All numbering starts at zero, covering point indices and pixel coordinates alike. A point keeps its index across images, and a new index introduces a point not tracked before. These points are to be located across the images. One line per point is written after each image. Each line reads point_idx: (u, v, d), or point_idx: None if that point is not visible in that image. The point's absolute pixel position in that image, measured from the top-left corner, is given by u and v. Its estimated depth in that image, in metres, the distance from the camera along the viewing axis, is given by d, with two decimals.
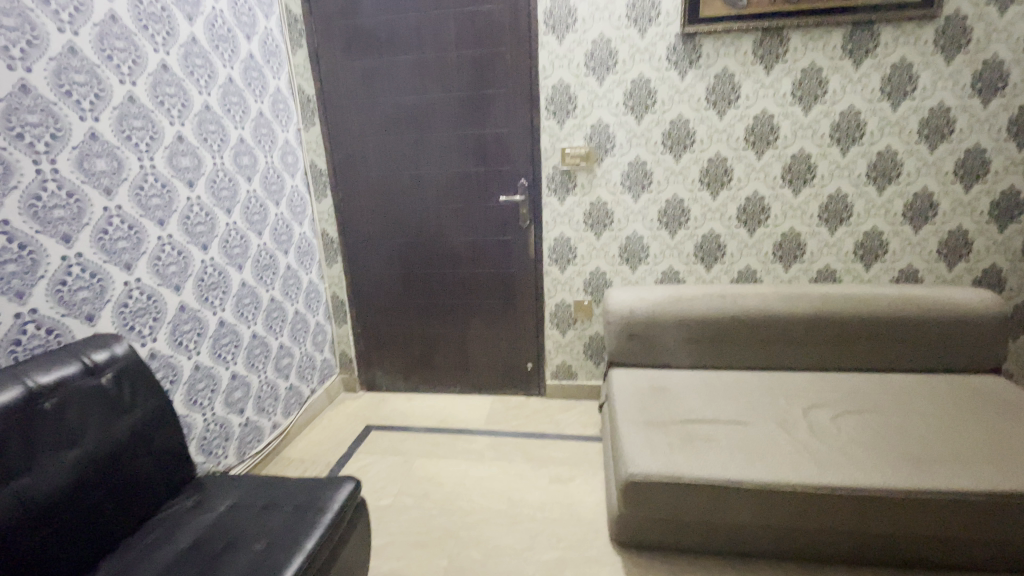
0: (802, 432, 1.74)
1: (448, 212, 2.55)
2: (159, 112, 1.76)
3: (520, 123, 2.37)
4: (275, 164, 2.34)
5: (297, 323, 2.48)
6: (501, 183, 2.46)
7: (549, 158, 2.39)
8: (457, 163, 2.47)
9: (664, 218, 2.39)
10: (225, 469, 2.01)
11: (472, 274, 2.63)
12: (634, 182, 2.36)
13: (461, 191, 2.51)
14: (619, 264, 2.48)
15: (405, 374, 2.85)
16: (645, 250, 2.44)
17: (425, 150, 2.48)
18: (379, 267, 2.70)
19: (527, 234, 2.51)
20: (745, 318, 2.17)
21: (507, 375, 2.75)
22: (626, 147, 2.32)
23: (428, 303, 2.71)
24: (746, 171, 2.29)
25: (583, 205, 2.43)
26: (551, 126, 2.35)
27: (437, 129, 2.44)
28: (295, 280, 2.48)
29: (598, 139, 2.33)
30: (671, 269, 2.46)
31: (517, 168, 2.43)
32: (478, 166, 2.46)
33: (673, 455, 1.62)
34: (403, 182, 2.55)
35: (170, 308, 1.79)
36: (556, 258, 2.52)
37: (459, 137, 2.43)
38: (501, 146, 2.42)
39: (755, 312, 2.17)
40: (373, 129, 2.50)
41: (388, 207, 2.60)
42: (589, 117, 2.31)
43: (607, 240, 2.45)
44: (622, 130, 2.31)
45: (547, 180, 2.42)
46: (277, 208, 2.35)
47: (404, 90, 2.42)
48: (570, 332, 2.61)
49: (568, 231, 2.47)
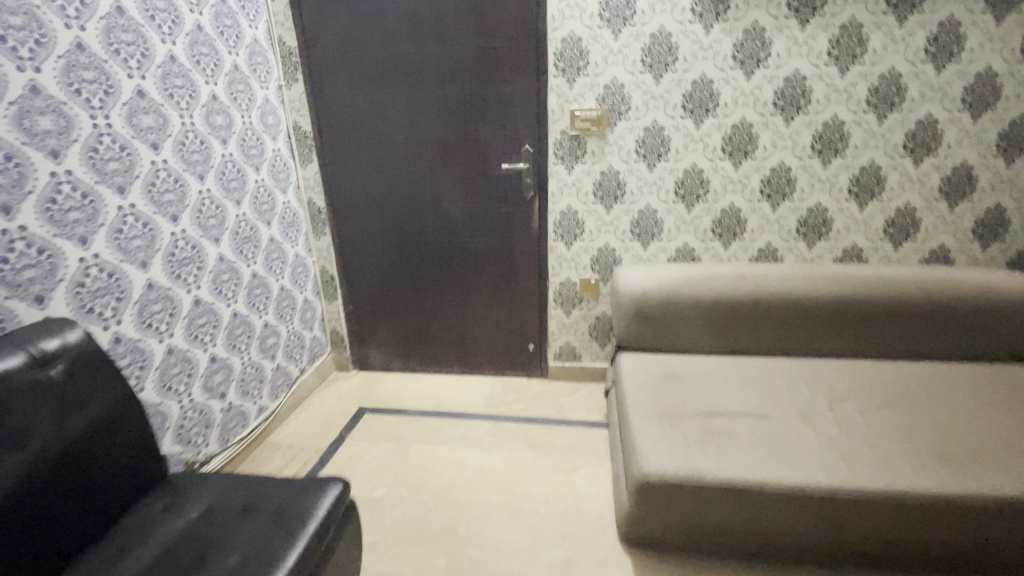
0: (829, 427, 1.62)
1: (445, 180, 2.35)
2: (114, 63, 1.54)
3: (525, 81, 2.14)
4: (254, 125, 2.11)
5: (283, 299, 2.31)
6: (503, 149, 2.25)
7: (557, 122, 2.17)
8: (456, 126, 2.25)
9: (681, 191, 2.20)
10: (205, 458, 1.87)
11: (472, 248, 2.44)
12: (650, 150, 2.16)
13: (460, 157, 2.30)
14: (631, 240, 2.30)
15: (399, 353, 2.70)
16: (659, 225, 2.26)
17: (420, 111, 2.25)
18: (371, 240, 2.51)
19: (530, 206, 2.32)
20: (766, 301, 2.02)
21: (508, 355, 2.61)
22: (642, 110, 2.11)
23: (424, 279, 2.54)
24: (773, 139, 2.09)
25: (593, 175, 2.23)
26: (560, 86, 2.12)
27: (433, 87, 2.21)
28: (280, 253, 2.29)
29: (612, 101, 2.11)
30: (687, 246, 2.28)
31: (522, 132, 2.21)
32: (479, 130, 2.24)
33: (690, 453, 1.50)
34: (396, 147, 2.33)
35: (136, 287, 1.61)
36: (562, 232, 2.34)
37: (458, 96, 2.21)
38: (505, 107, 2.19)
39: (777, 294, 2.02)
40: (362, 87, 2.26)
41: (381, 174, 2.39)
42: (602, 76, 2.09)
43: (618, 214, 2.27)
44: (638, 91, 2.09)
45: (554, 147, 2.21)
46: (258, 175, 2.13)
47: (396, 43, 2.17)
48: (574, 311, 2.46)
49: (575, 203, 2.28)
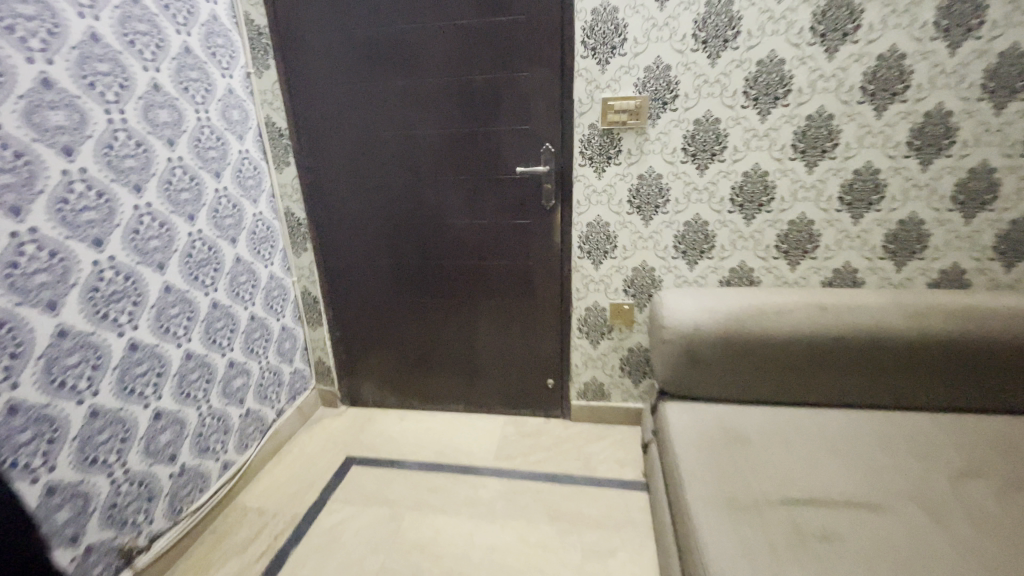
0: (963, 526, 1.19)
1: (447, 185, 1.94)
2: (5, 40, 1.14)
3: (545, 65, 1.73)
4: (212, 121, 1.72)
5: (253, 330, 1.94)
6: (517, 148, 1.84)
7: (584, 114, 1.76)
8: (460, 120, 1.85)
9: (738, 198, 1.77)
10: (146, 540, 1.51)
11: (480, 266, 2.05)
12: (701, 148, 1.73)
13: (465, 158, 1.90)
14: (674, 258, 1.88)
15: (397, 387, 2.32)
16: (712, 239, 1.83)
17: (417, 102, 1.85)
18: (361, 256, 2.12)
19: (550, 216, 1.92)
20: (861, 338, 1.58)
21: (523, 392, 2.21)
22: (692, 99, 1.69)
23: (423, 301, 2.15)
24: (858, 133, 1.66)
25: (628, 179, 1.81)
26: (589, 68, 1.71)
27: (433, 73, 1.80)
28: (249, 275, 1.91)
29: (654, 87, 1.69)
30: (744, 265, 1.85)
31: (540, 127, 1.81)
32: (488, 125, 1.83)
33: (781, 567, 1.09)
34: (388, 145, 1.93)
35: (42, 337, 1.22)
36: (589, 248, 1.93)
37: (463, 84, 1.80)
38: (519, 97, 1.78)
39: (871, 331, 1.59)
40: (346, 74, 1.86)
41: (370, 179, 1.99)
42: (643, 56, 1.67)
43: (659, 227, 1.85)
44: (688, 74, 1.66)
45: (579, 144, 1.79)
46: (218, 182, 1.75)
47: (386, 17, 1.77)
48: (603, 343, 2.04)
49: (606, 213, 1.87)
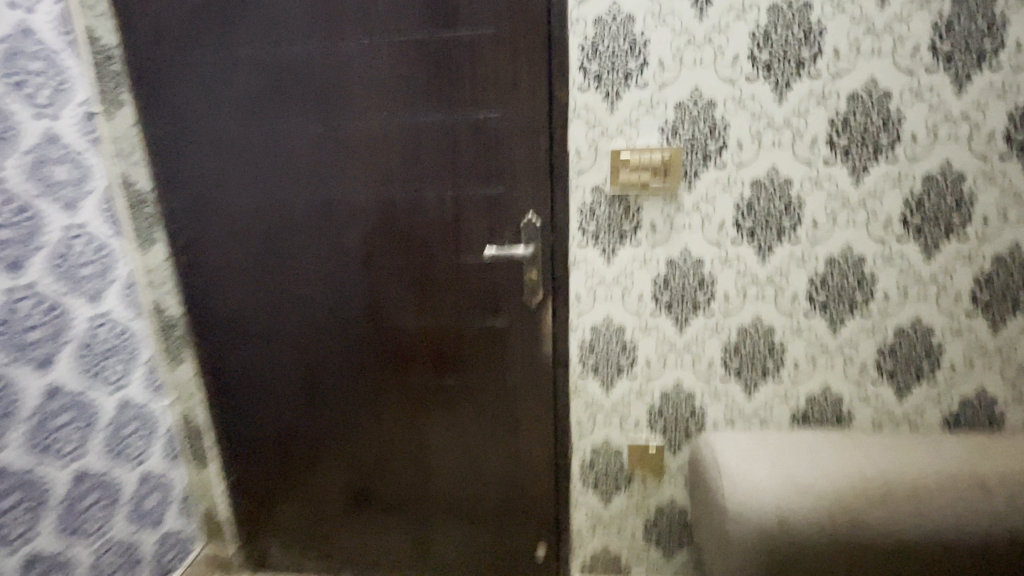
0: None
1: (383, 273, 1.32)
2: None
3: (525, 101, 1.15)
4: (7, 187, 1.10)
5: (80, 497, 1.26)
6: (487, 220, 1.24)
7: (584, 171, 1.16)
8: (402, 182, 1.25)
9: (819, 294, 1.18)
10: None
11: (434, 387, 1.40)
12: (763, 221, 1.15)
13: (408, 235, 1.29)
14: (724, 380, 1.25)
15: (321, 548, 1.62)
16: (781, 353, 1.22)
17: (338, 155, 1.26)
18: (264, 370, 1.47)
19: (537, 318, 1.29)
20: (934, 553, 0.96)
21: (501, 561, 1.52)
22: (748, 150, 1.11)
23: (354, 434, 1.48)
24: (1000, 203, 1.09)
25: (653, 266, 1.20)
26: (591, 105, 1.13)
27: (360, 115, 1.22)
28: (75, 414, 1.24)
29: (691, 132, 1.11)
30: (829, 391, 1.24)
31: (521, 191, 1.21)
32: (441, 188, 1.24)
33: None
34: (297, 216, 1.32)
35: None
36: (596, 363, 1.28)
37: (404, 131, 1.21)
38: (487, 148, 1.19)
39: (956, 544, 0.96)
40: (236, 116, 1.28)
41: (271, 263, 1.37)
42: (672, 87, 1.10)
43: (701, 335, 1.23)
44: (743, 114, 1.09)
45: (579, 214, 1.19)
46: (11, 280, 1.11)
47: (288, 33, 1.19)
48: (618, 499, 1.38)
49: (621, 314, 1.24)
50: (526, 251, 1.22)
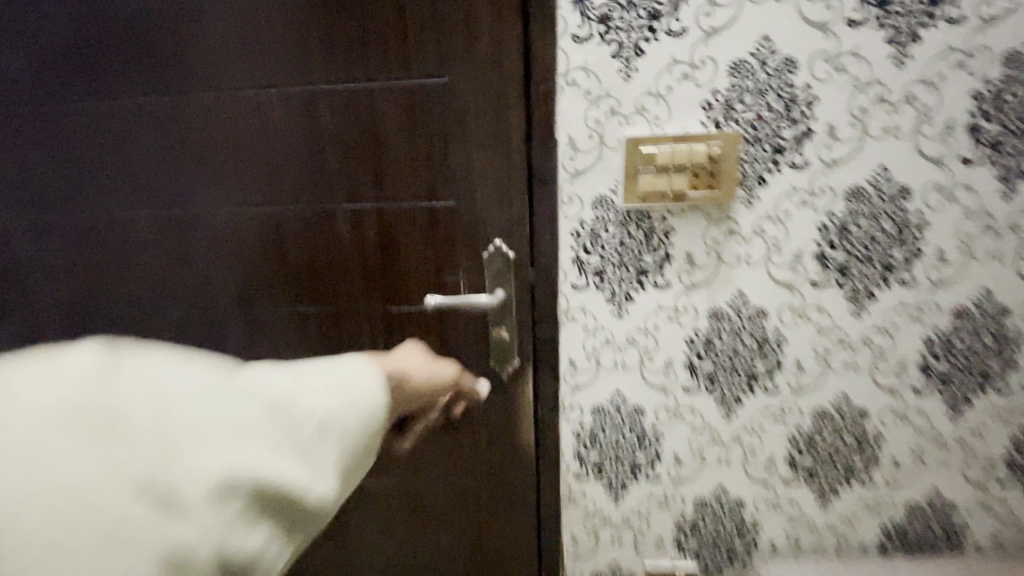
0: None
1: (272, 329, 0.87)
2: None
3: (489, 61, 0.72)
4: None
5: None
6: (431, 251, 0.80)
7: (582, 172, 0.73)
8: (297, 191, 0.80)
9: (938, 362, 0.76)
10: None
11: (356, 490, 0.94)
12: (861, 252, 0.72)
13: (309, 273, 0.84)
14: (788, 484, 0.84)
15: None
16: (874, 448, 0.80)
17: (196, 151, 0.80)
18: None
19: (512, 396, 0.85)
20: None
21: None
22: (844, 140, 0.69)
23: None
24: None
25: (687, 319, 0.78)
26: (594, 64, 0.70)
27: (229, 87, 0.77)
28: None
29: (754, 110, 0.69)
30: (941, 503, 0.82)
31: (482, 205, 0.77)
32: (357, 202, 0.79)
33: None
34: (137, 242, 0.85)
35: None
36: (598, 460, 0.86)
37: (297, 111, 0.77)
38: (429, 137, 0.75)
39: None
40: (29, 84, 0.80)
41: (94, 310, 0.88)
42: (726, 37, 0.67)
43: (758, 422, 0.81)
44: (840, 81, 0.67)
45: (573, 240, 0.76)
46: None
47: None
48: None
49: (636, 390, 0.82)
50: (492, 299, 0.79)
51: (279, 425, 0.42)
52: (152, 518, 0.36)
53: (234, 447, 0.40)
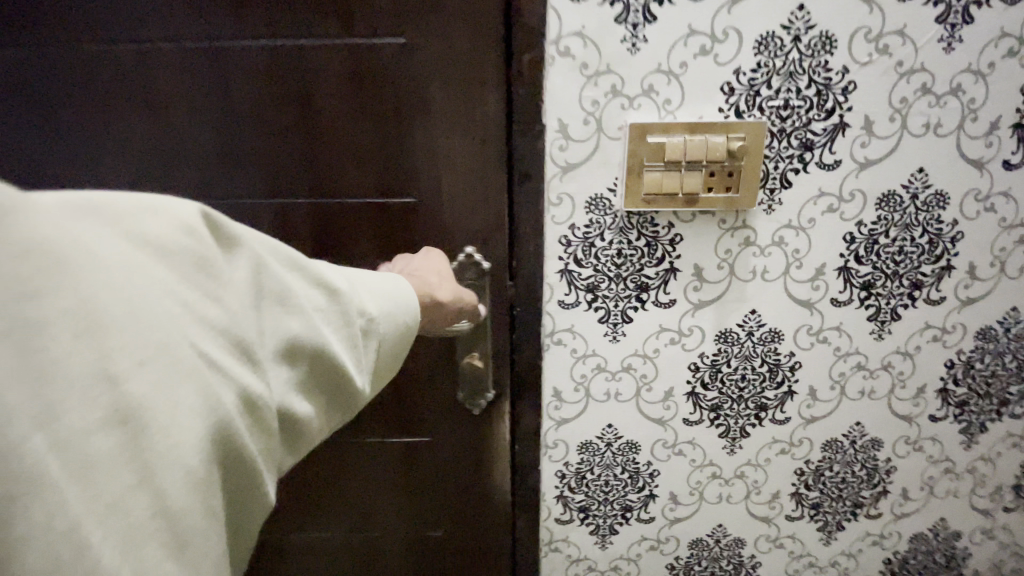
0: None
1: None
2: None
3: (459, 20, 0.56)
4: None
5: None
6: (384, 263, 0.63)
7: (574, 166, 0.59)
8: (198, 183, 0.60)
9: (958, 387, 0.68)
10: None
11: (291, 547, 0.77)
12: (889, 266, 0.63)
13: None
14: (792, 520, 0.75)
15: None
16: (884, 480, 0.72)
17: (44, 130, 0.58)
18: None
19: (485, 431, 0.71)
20: None
21: None
22: (879, 137, 0.59)
23: None
24: None
25: (691, 342, 0.66)
26: (592, 28, 0.55)
27: (90, 35, 0.55)
28: None
29: (781, 96, 0.57)
30: (953, 541, 0.75)
31: (450, 205, 0.62)
32: (283, 199, 0.61)
33: None
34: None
35: None
36: (582, 501, 0.74)
37: (194, 74, 0.56)
38: (379, 116, 0.58)
39: None
40: None
41: None
42: (754, 3, 0.55)
43: (764, 455, 0.72)
44: (880, 65, 0.57)
45: (561, 249, 0.62)
46: None
47: None
48: None
49: (629, 422, 0.70)
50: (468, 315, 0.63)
51: (324, 307, 0.38)
52: (217, 363, 0.31)
53: (288, 311, 0.36)
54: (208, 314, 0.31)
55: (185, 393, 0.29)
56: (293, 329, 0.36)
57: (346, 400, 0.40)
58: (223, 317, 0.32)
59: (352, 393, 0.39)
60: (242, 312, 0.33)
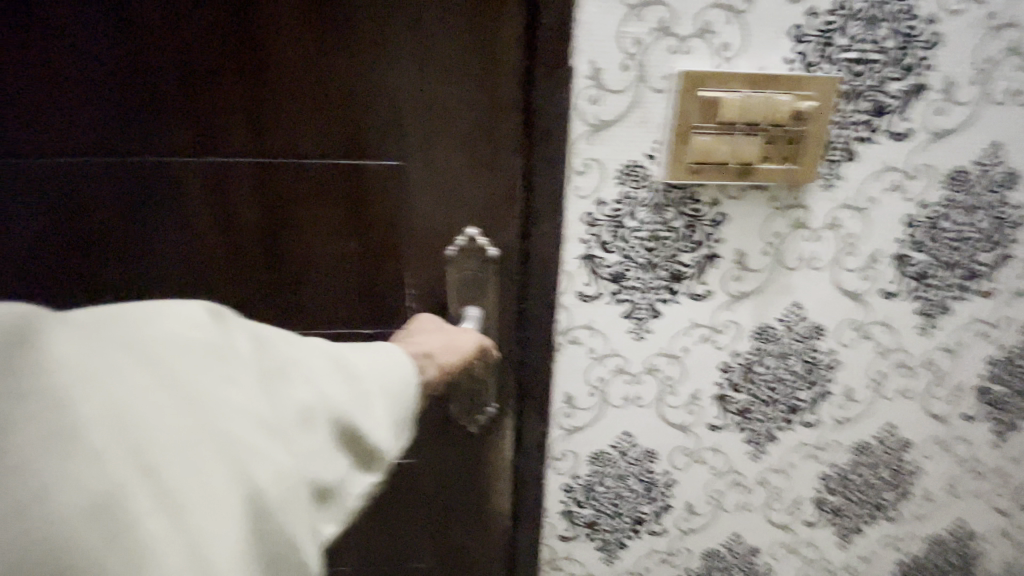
0: None
1: None
2: None
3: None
4: None
5: None
6: (360, 245, 0.49)
7: (607, 126, 0.47)
8: (92, 131, 0.43)
9: (995, 386, 0.63)
10: None
11: None
12: (946, 255, 0.56)
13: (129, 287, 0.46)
14: (811, 526, 0.69)
15: None
16: (907, 481, 0.66)
17: None
18: None
19: (480, 445, 0.60)
20: None
21: None
22: (957, 103, 0.50)
23: None
24: None
25: (724, 339, 0.57)
26: None
27: None
28: None
29: (857, 48, 0.47)
30: (968, 540, 0.71)
31: (449, 172, 0.48)
32: (220, 156, 0.45)
33: None
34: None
35: None
36: (590, 516, 0.65)
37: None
38: (353, 46, 0.43)
39: None
40: None
41: None
42: None
43: (789, 460, 0.65)
44: (969, 16, 0.47)
45: (585, 229, 0.50)
46: None
47: None
48: None
49: (648, 429, 0.61)
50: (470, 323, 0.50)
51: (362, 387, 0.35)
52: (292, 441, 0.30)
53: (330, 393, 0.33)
54: (233, 397, 0.29)
55: (219, 472, 0.27)
56: (309, 404, 0.32)
57: (367, 470, 0.35)
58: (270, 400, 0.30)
59: (374, 458, 0.35)
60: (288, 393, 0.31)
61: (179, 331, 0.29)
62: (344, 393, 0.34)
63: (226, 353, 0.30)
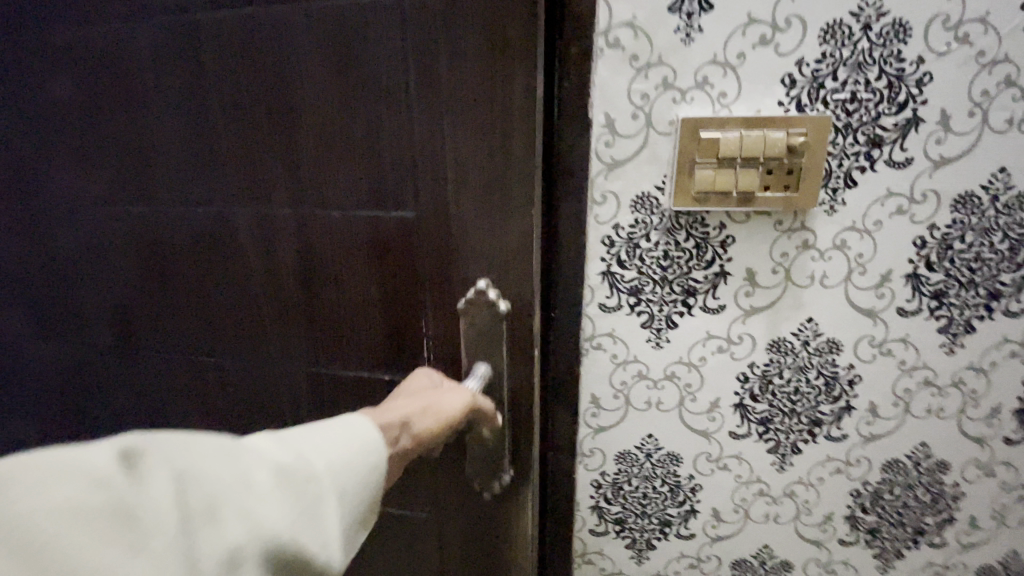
0: None
1: (180, 367, 0.68)
2: None
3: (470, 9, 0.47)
4: None
5: None
6: (391, 287, 0.57)
7: (621, 164, 0.56)
8: (204, 183, 0.58)
9: None
10: None
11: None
12: (962, 274, 0.58)
13: (216, 298, 0.63)
14: (846, 546, 0.69)
15: None
16: (950, 506, 0.65)
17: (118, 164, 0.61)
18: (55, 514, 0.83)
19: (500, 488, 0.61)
20: None
21: None
22: (956, 133, 0.54)
23: None
24: None
25: (740, 350, 0.63)
26: (643, 18, 0.52)
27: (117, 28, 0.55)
28: None
29: (847, 89, 0.53)
30: None
31: (452, 228, 0.54)
32: (293, 213, 0.57)
33: None
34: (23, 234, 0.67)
35: None
36: (619, 514, 0.71)
37: (205, 68, 0.54)
38: (377, 121, 0.52)
39: None
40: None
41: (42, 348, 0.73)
42: None
43: (816, 474, 0.67)
44: (959, 55, 0.52)
45: (604, 249, 0.59)
46: None
47: None
48: None
49: (671, 433, 0.67)
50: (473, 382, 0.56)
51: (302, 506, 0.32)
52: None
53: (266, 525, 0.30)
54: (142, 560, 0.26)
55: None
56: (242, 541, 0.29)
57: None
58: (191, 550, 0.27)
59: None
60: (218, 532, 0.29)
61: (85, 494, 0.26)
62: (281, 517, 0.31)
63: (138, 510, 0.27)
